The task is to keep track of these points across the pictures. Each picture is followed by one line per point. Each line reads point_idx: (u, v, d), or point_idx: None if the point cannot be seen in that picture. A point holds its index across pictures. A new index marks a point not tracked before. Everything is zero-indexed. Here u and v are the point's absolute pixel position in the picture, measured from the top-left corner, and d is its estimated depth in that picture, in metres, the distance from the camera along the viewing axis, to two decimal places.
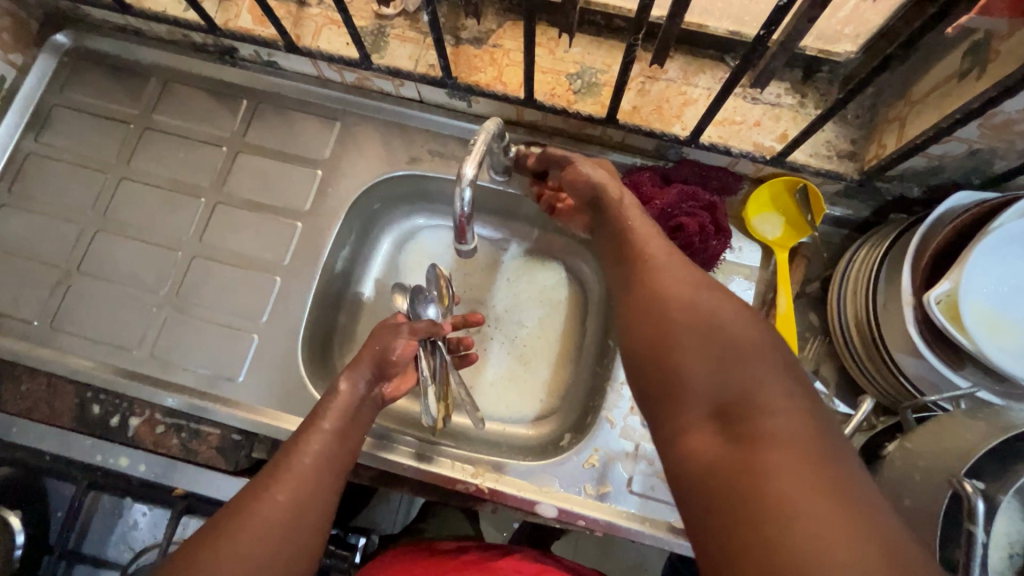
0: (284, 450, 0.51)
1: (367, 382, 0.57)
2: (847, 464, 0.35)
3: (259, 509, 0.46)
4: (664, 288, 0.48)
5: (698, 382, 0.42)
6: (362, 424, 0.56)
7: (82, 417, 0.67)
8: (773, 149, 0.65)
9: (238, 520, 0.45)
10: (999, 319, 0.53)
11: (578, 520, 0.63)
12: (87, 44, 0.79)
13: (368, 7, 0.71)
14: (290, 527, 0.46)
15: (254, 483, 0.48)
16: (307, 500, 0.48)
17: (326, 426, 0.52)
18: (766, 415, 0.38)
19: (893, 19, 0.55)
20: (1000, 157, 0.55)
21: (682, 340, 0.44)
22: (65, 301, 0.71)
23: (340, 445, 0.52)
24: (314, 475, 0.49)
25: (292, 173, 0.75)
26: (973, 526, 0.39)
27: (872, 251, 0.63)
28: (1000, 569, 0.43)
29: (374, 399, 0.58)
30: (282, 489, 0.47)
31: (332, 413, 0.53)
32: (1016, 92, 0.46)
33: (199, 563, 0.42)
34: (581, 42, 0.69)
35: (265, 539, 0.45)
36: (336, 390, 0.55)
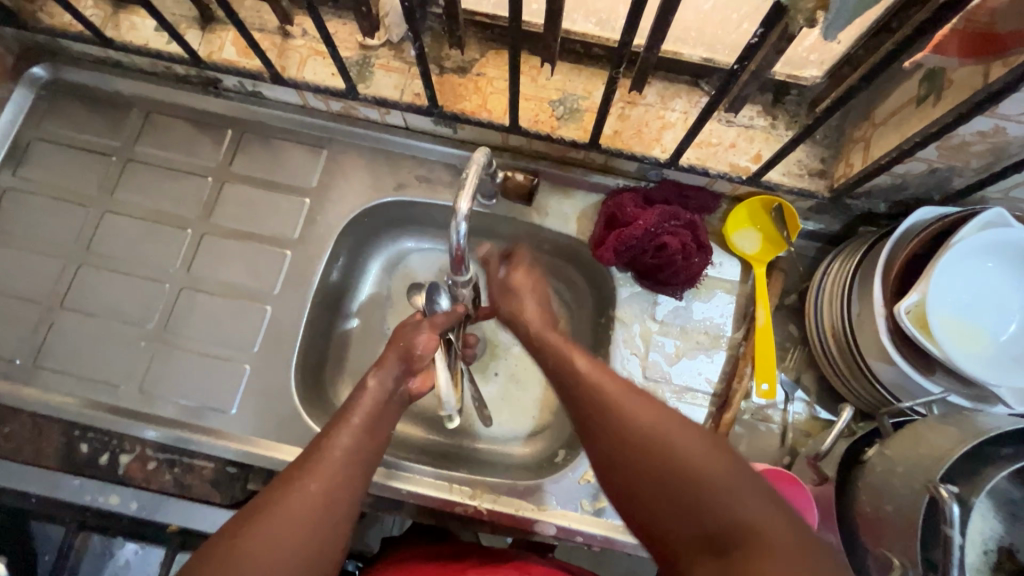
0: (313, 443, 0.51)
1: (395, 380, 0.58)
2: (834, 567, 0.34)
3: (291, 499, 0.46)
4: (609, 414, 0.46)
5: (672, 505, 0.40)
6: (388, 424, 0.56)
7: (70, 457, 0.66)
8: (749, 169, 0.68)
9: (271, 512, 0.45)
10: (964, 328, 0.57)
11: (575, 536, 0.64)
12: (65, 77, 0.78)
13: (353, 38, 0.72)
14: (318, 520, 0.46)
15: (284, 474, 0.49)
16: (335, 493, 0.48)
17: (354, 422, 0.52)
18: (749, 533, 0.37)
19: (855, 48, 0.59)
20: (957, 175, 0.58)
21: (653, 474, 0.42)
22: (49, 339, 0.70)
23: (368, 441, 0.52)
24: (343, 468, 0.49)
25: (280, 202, 0.75)
26: (950, 529, 0.40)
27: (844, 264, 0.66)
28: (977, 566, 0.46)
29: (403, 396, 0.59)
30: (314, 480, 0.48)
31: (361, 410, 0.54)
32: (968, 119, 0.49)
33: (236, 555, 0.43)
34: (563, 69, 0.71)
35: (296, 530, 0.45)
36: (364, 389, 0.56)
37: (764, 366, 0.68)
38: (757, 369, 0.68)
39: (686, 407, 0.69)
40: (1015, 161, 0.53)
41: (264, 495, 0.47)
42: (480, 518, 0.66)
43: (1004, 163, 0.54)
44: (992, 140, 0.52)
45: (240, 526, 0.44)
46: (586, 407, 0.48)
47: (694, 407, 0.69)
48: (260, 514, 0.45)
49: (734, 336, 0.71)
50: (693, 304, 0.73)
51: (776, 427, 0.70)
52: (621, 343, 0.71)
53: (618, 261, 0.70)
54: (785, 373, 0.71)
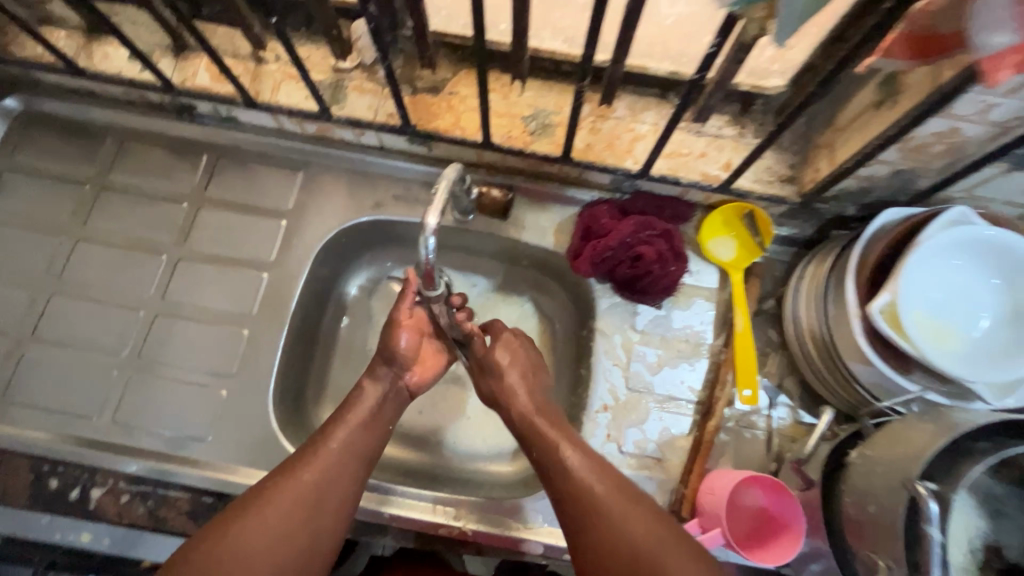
0: (312, 437, 0.58)
1: (389, 379, 0.63)
2: None
3: (287, 486, 0.54)
4: (585, 504, 0.53)
5: None
6: (385, 419, 0.61)
7: (39, 493, 0.64)
8: (719, 177, 0.69)
9: (267, 494, 0.53)
10: (939, 325, 0.57)
11: (564, 554, 0.63)
12: (38, 107, 0.78)
13: (325, 61, 0.73)
14: (312, 504, 0.53)
15: (285, 463, 0.56)
16: (328, 481, 0.55)
17: (348, 420, 0.59)
18: None
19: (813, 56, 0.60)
20: (921, 176, 0.60)
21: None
22: (18, 372, 0.68)
23: (362, 436, 0.58)
24: (336, 460, 0.56)
25: (256, 224, 0.75)
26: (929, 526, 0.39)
27: (818, 268, 0.67)
28: (966, 566, 0.45)
29: (399, 391, 0.63)
30: (308, 471, 0.55)
31: (356, 408, 0.60)
32: (924, 119, 0.50)
33: (231, 532, 0.51)
34: (534, 87, 0.72)
35: (290, 514, 0.52)
36: (360, 389, 0.62)
37: (745, 371, 0.68)
38: (738, 375, 0.68)
39: (670, 416, 0.69)
40: (973, 160, 0.55)
41: (265, 480, 0.55)
42: (466, 539, 0.64)
43: (963, 163, 0.56)
44: (949, 140, 0.54)
45: (244, 507, 0.53)
46: (563, 489, 0.54)
47: (678, 416, 0.69)
48: (257, 499, 0.53)
49: (715, 344, 0.72)
50: (673, 313, 0.73)
51: (762, 433, 0.69)
52: (602, 354, 0.71)
53: (595, 272, 0.71)
54: (767, 378, 0.71)
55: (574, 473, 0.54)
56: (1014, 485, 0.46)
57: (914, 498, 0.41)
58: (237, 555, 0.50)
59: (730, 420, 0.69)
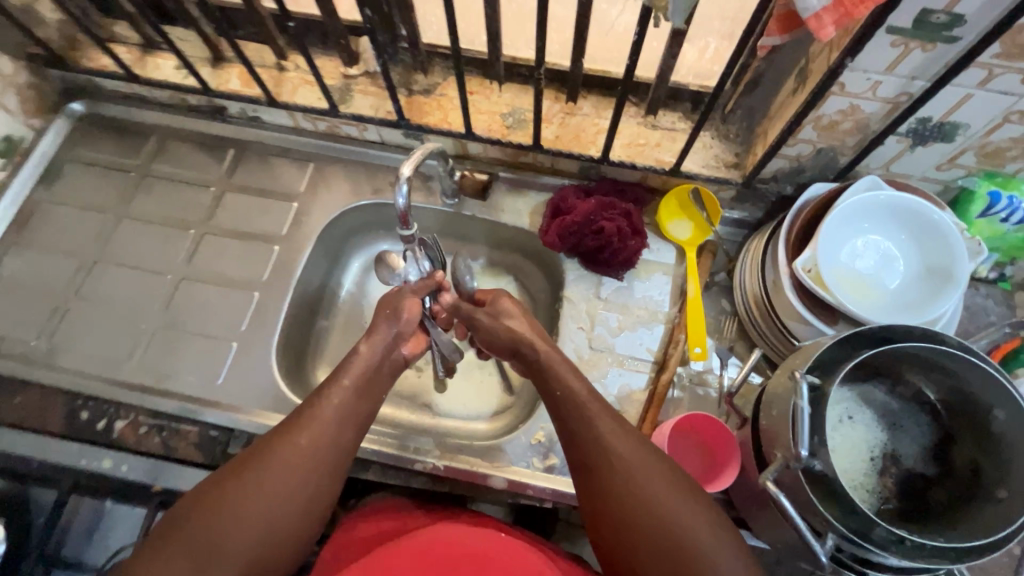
0: (308, 400, 0.58)
1: (385, 346, 0.64)
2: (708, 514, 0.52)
3: (283, 450, 0.54)
4: (609, 458, 0.54)
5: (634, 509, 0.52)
6: (379, 386, 0.62)
7: (72, 423, 0.73)
8: (671, 162, 0.79)
9: (265, 457, 0.53)
10: (859, 280, 0.65)
11: (526, 489, 0.69)
12: (98, 110, 0.93)
13: (337, 70, 0.86)
14: (309, 469, 0.54)
15: (282, 427, 0.56)
16: (325, 445, 0.55)
17: (345, 383, 0.59)
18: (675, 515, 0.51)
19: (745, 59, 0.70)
20: (840, 153, 0.68)
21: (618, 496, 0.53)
22: (62, 323, 0.79)
23: (357, 400, 0.59)
24: (333, 425, 0.56)
25: (272, 206, 0.87)
26: (800, 401, 0.45)
27: (759, 240, 0.75)
28: (868, 470, 0.54)
29: (395, 360, 0.65)
30: (304, 435, 0.55)
31: (352, 371, 0.60)
32: (823, 96, 0.59)
33: (230, 492, 0.52)
34: (512, 89, 0.84)
35: (289, 476, 0.53)
36: (357, 352, 0.62)
37: (695, 331, 0.75)
38: (689, 335, 0.76)
39: (629, 373, 0.76)
40: (877, 135, 0.64)
41: (261, 444, 0.55)
42: (439, 475, 0.72)
43: (870, 138, 0.64)
44: (853, 117, 0.63)
45: (240, 471, 0.53)
46: (583, 441, 0.56)
47: (636, 372, 0.76)
48: (256, 463, 0.53)
49: (671, 311, 0.79)
50: (634, 284, 0.81)
51: (713, 391, 0.75)
52: (569, 318, 0.79)
53: (563, 246, 0.80)
54: (720, 342, 0.78)
55: (598, 426, 0.56)
56: (909, 403, 0.56)
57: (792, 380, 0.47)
58: (235, 517, 0.51)
59: (683, 377, 0.76)
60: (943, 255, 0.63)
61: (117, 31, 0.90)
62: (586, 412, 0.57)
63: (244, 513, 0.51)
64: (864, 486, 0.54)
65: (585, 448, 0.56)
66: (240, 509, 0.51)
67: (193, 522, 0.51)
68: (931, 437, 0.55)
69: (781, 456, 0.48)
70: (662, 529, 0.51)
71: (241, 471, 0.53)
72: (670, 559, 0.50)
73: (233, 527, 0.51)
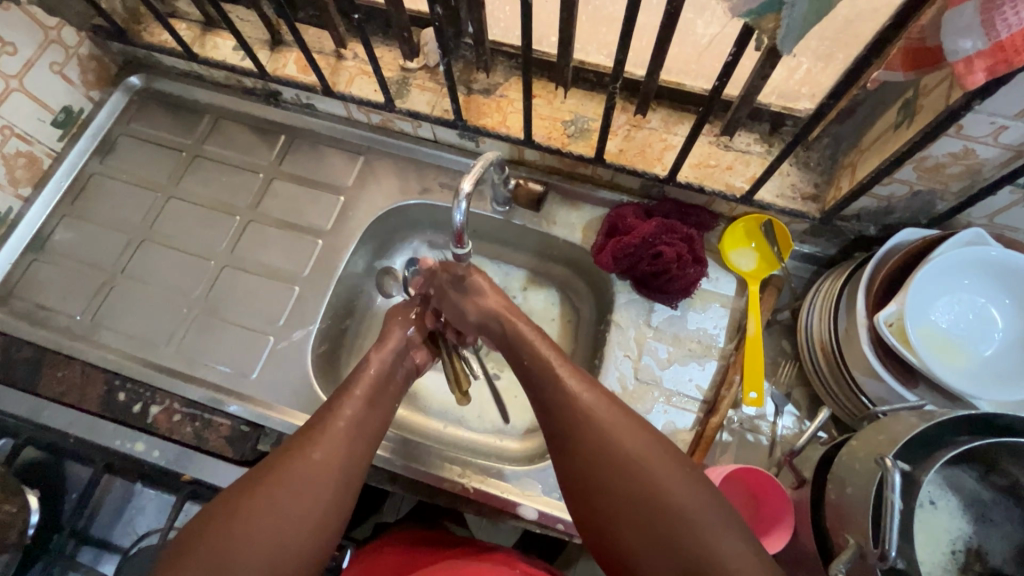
0: (318, 415, 0.56)
1: (391, 361, 0.63)
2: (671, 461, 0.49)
3: (296, 465, 0.51)
4: (614, 467, 0.50)
5: (613, 476, 0.50)
6: (390, 397, 0.61)
7: (109, 403, 0.73)
8: (743, 189, 0.72)
9: (277, 472, 0.51)
10: (946, 341, 0.58)
11: (557, 523, 0.67)
12: (155, 85, 0.92)
13: (395, 61, 0.83)
14: (322, 484, 0.51)
15: (292, 441, 0.54)
16: (338, 460, 0.53)
17: (357, 394, 0.57)
18: (638, 465, 0.49)
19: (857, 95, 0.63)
20: (940, 199, 0.62)
21: (598, 474, 0.51)
22: (107, 300, 0.80)
23: (368, 414, 0.57)
24: (345, 438, 0.54)
25: (318, 198, 0.85)
26: (891, 494, 0.40)
27: (834, 283, 0.68)
28: (947, 565, 0.46)
29: (407, 366, 0.66)
30: (316, 449, 0.52)
31: (363, 384, 0.59)
32: (935, 137, 0.53)
33: (240, 508, 0.49)
34: (576, 95, 0.79)
35: (300, 493, 0.50)
36: (366, 366, 0.61)
37: (752, 375, 0.70)
38: (745, 377, 0.70)
39: (675, 410, 0.71)
40: (989, 183, 0.57)
41: (271, 460, 0.52)
42: (468, 497, 0.69)
43: (980, 185, 0.57)
44: (965, 162, 0.56)
45: (250, 488, 0.50)
46: (589, 456, 0.51)
47: (683, 411, 0.71)
48: (268, 479, 0.50)
49: (726, 347, 0.74)
50: (688, 314, 0.76)
51: (764, 440, 0.71)
52: (615, 345, 0.75)
53: (616, 267, 0.75)
54: (776, 386, 0.73)
55: (607, 436, 0.51)
56: (1003, 493, 0.47)
57: (879, 467, 0.41)
58: (245, 535, 0.47)
59: (733, 422, 0.72)
60: None
61: (179, 6, 0.88)
62: (593, 421, 0.52)
63: (253, 534, 0.47)
64: None
65: (589, 463, 0.51)
66: (251, 527, 0.48)
67: (201, 546, 0.47)
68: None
69: (855, 541, 0.44)
70: (668, 527, 0.47)
71: (250, 489, 0.50)
72: (652, 522, 0.47)
73: (241, 552, 0.47)
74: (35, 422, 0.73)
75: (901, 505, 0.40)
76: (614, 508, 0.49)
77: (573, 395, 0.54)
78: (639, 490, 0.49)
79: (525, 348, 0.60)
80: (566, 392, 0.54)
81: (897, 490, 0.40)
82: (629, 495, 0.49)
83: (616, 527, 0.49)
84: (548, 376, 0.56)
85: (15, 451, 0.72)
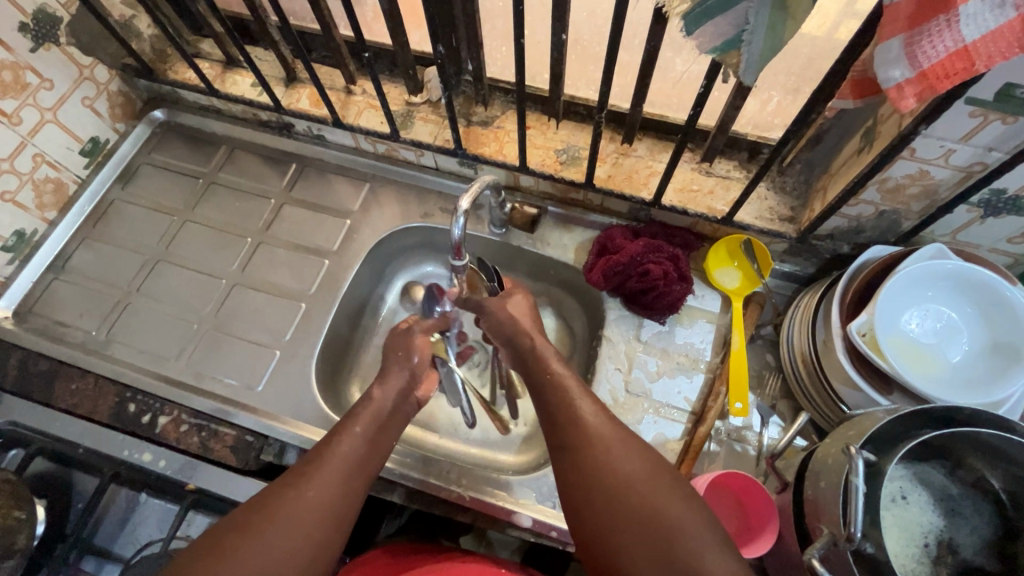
0: (315, 450, 0.57)
1: (397, 395, 0.65)
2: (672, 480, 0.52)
3: (291, 501, 0.52)
4: (620, 481, 0.52)
5: (612, 483, 0.52)
6: (390, 434, 0.63)
7: (119, 414, 0.77)
8: (723, 211, 0.77)
9: (269, 510, 0.52)
10: (916, 350, 0.62)
11: (551, 531, 0.68)
12: (177, 119, 0.99)
13: (401, 96, 0.89)
14: (315, 518, 0.52)
15: (284, 479, 0.55)
16: (336, 495, 0.54)
17: (357, 431, 0.59)
18: (627, 470, 0.52)
19: (827, 122, 0.68)
20: (903, 218, 0.67)
21: (598, 482, 0.52)
22: (122, 317, 0.84)
23: (367, 449, 0.59)
24: (340, 474, 0.56)
25: (325, 221, 0.90)
26: (856, 479, 0.45)
27: (810, 298, 0.72)
28: (919, 555, 0.54)
29: (409, 404, 0.66)
30: (312, 486, 0.54)
31: (361, 421, 0.60)
32: (889, 160, 0.58)
33: (232, 544, 0.49)
34: (568, 127, 0.85)
35: (293, 529, 0.51)
36: (368, 401, 0.63)
37: (737, 385, 0.73)
38: (731, 388, 0.73)
39: (664, 421, 0.74)
40: (946, 202, 0.61)
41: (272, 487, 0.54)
42: (463, 506, 0.71)
43: (938, 205, 0.62)
44: (922, 182, 0.61)
45: (245, 521, 0.51)
46: (592, 475, 0.53)
47: (672, 421, 0.74)
48: (262, 513, 0.51)
49: (712, 360, 0.77)
50: (676, 329, 0.79)
51: (751, 449, 0.74)
52: (606, 358, 0.78)
53: (606, 285, 0.79)
54: (762, 399, 0.77)
55: (610, 452, 0.53)
56: (970, 488, 0.55)
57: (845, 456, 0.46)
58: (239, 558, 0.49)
59: (720, 432, 0.75)
60: (1009, 331, 0.60)
61: (203, 47, 0.95)
62: (594, 434, 0.55)
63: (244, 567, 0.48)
64: (914, 571, 0.53)
65: (596, 480, 0.52)
66: (245, 557, 0.49)
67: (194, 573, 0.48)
68: (993, 529, 0.54)
69: (829, 530, 0.48)
70: (662, 539, 0.48)
71: (245, 524, 0.51)
72: (648, 530, 0.49)
73: None
74: (45, 433, 0.76)
75: (864, 489, 0.45)
76: (611, 518, 0.51)
77: (582, 416, 0.56)
78: (639, 504, 0.50)
79: (539, 366, 0.63)
80: (576, 411, 0.57)
81: (862, 474, 0.45)
82: (625, 505, 0.50)
83: (611, 531, 0.50)
84: (562, 400, 0.58)
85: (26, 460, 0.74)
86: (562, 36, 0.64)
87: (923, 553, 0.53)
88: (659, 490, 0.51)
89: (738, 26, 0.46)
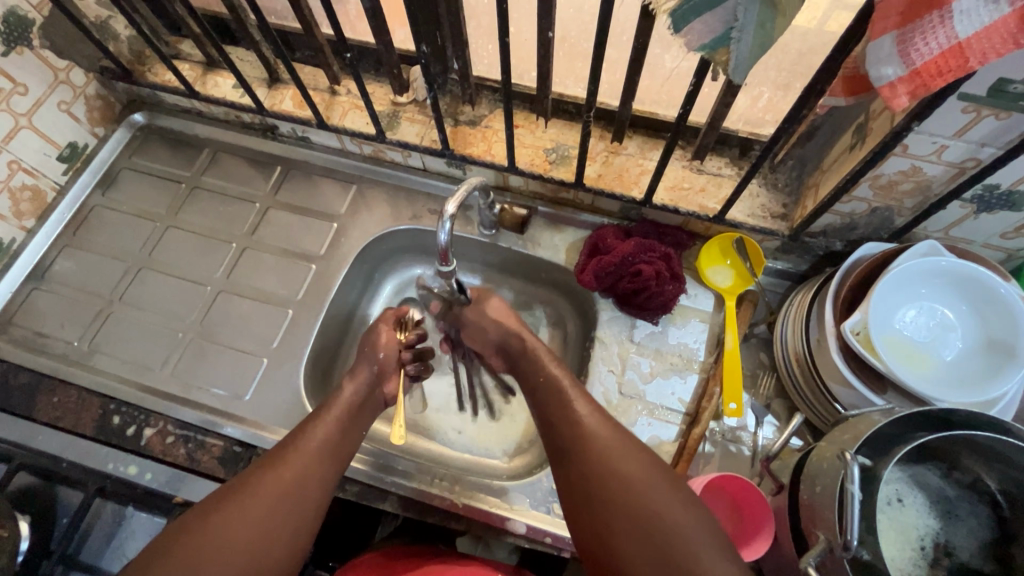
0: (292, 435, 0.57)
1: (368, 384, 0.65)
2: (645, 465, 0.52)
3: (268, 482, 0.52)
4: (598, 469, 0.52)
5: (589, 470, 0.52)
6: (365, 419, 0.63)
7: (103, 427, 0.75)
8: (715, 210, 0.76)
9: (247, 491, 0.52)
10: (909, 348, 0.62)
11: (545, 536, 0.68)
12: (158, 122, 0.96)
13: (386, 96, 0.87)
14: (292, 500, 0.52)
15: (262, 461, 0.55)
16: (311, 480, 0.54)
17: (331, 416, 0.59)
18: (604, 459, 0.52)
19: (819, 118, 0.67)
20: (897, 214, 0.66)
21: (579, 468, 0.53)
22: (104, 327, 0.82)
23: (341, 433, 0.59)
24: (316, 458, 0.55)
25: (311, 224, 0.89)
26: (851, 485, 0.45)
27: (804, 296, 0.71)
28: (916, 558, 0.53)
29: (377, 397, 0.67)
30: (288, 468, 0.54)
31: (336, 408, 0.60)
32: (882, 157, 0.57)
33: (211, 524, 0.49)
34: (556, 125, 0.83)
35: (272, 509, 0.51)
36: (340, 390, 0.62)
37: (731, 386, 0.72)
38: (725, 389, 0.73)
39: (658, 423, 0.74)
40: (939, 198, 0.61)
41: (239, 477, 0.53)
42: (456, 513, 0.70)
43: (932, 201, 0.62)
44: (914, 179, 0.60)
45: (223, 501, 0.51)
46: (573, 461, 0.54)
47: (666, 423, 0.74)
48: (240, 493, 0.52)
49: (706, 360, 0.77)
50: (669, 329, 0.79)
51: (746, 449, 0.73)
52: (599, 360, 0.77)
53: (598, 285, 0.78)
54: (756, 398, 0.76)
55: (587, 439, 0.54)
56: (965, 489, 0.55)
57: (842, 461, 0.47)
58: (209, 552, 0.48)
59: (715, 433, 0.74)
60: (1004, 329, 0.59)
61: (182, 48, 0.93)
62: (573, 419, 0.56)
63: (222, 544, 0.48)
64: (909, 574, 0.53)
65: (576, 465, 0.53)
66: (224, 536, 0.49)
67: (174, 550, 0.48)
68: (989, 531, 0.54)
69: (824, 537, 0.48)
70: (642, 525, 0.48)
71: (222, 503, 0.51)
72: (626, 516, 0.49)
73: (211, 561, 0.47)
74: (26, 447, 0.74)
75: (861, 496, 0.45)
76: (594, 506, 0.51)
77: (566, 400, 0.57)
78: (617, 490, 0.51)
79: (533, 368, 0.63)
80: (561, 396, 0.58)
81: (857, 480, 0.45)
82: (605, 494, 0.51)
83: (594, 517, 0.51)
84: (551, 392, 0.59)
85: (8, 475, 0.73)
86: (548, 34, 0.63)
87: (920, 555, 0.53)
88: (633, 477, 0.51)
89: (726, 23, 0.44)
